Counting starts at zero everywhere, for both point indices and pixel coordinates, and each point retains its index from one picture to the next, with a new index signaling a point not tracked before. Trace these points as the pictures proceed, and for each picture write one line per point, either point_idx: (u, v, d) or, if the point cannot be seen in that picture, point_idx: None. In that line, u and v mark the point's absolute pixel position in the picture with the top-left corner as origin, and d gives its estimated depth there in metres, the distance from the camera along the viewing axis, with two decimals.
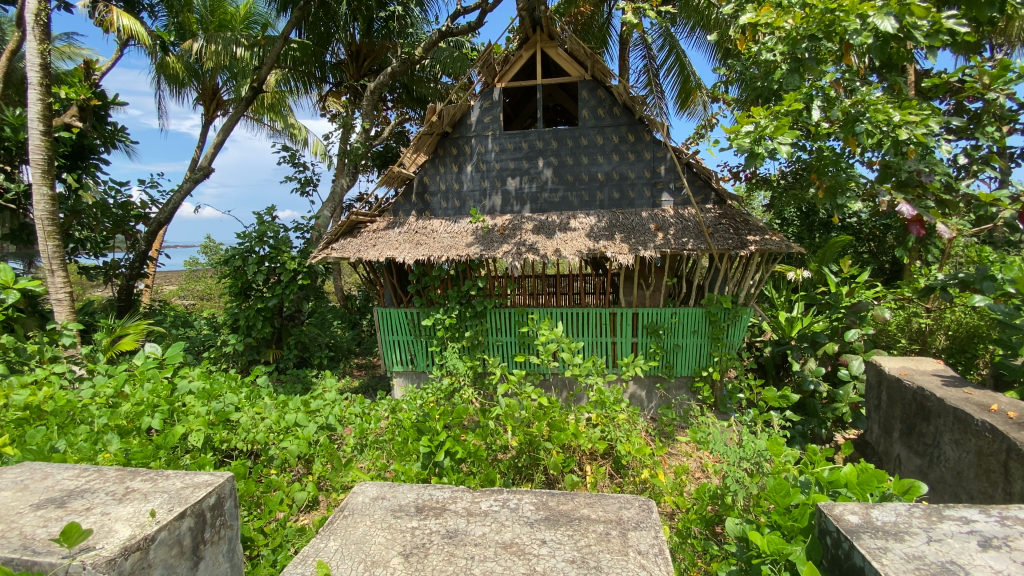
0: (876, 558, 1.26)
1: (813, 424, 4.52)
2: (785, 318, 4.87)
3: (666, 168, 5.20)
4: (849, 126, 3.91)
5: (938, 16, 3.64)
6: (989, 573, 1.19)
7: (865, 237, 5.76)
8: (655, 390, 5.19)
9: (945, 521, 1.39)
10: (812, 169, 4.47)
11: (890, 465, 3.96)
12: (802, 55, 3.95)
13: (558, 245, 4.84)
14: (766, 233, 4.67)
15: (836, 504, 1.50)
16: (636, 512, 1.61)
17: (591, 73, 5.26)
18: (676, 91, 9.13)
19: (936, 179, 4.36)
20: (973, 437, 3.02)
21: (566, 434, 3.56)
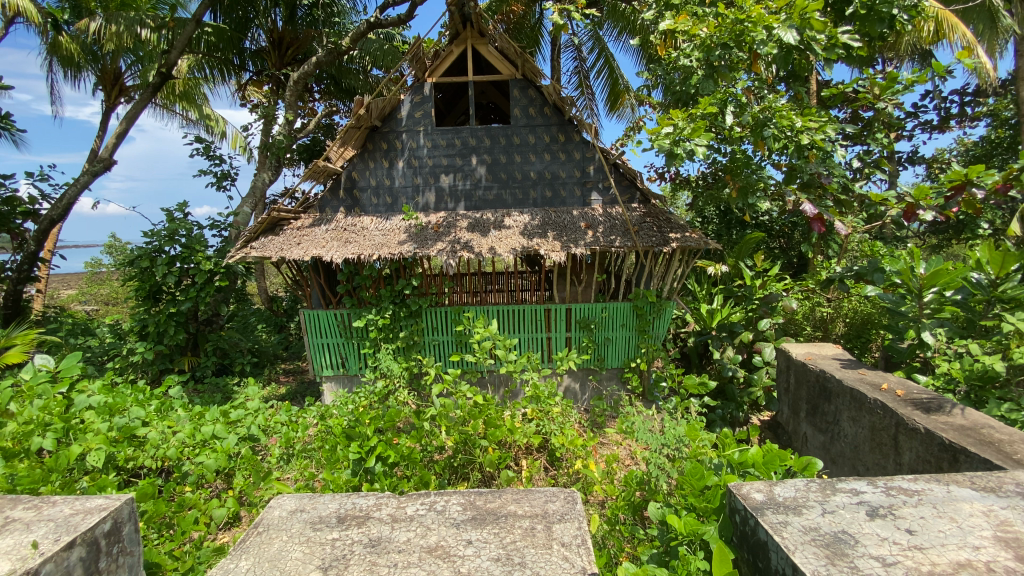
0: (778, 533, 1.35)
1: (731, 408, 4.83)
2: (706, 310, 5.16)
3: (595, 168, 5.34)
4: (758, 131, 4.21)
5: (835, 32, 4.02)
6: (874, 539, 1.31)
7: (776, 234, 6.13)
8: (588, 382, 5.31)
9: (838, 493, 1.51)
10: (728, 170, 4.77)
11: (797, 442, 4.31)
12: (717, 62, 4.19)
13: (493, 243, 4.84)
14: (687, 231, 4.92)
15: (744, 484, 1.60)
16: (561, 505, 1.63)
17: (521, 72, 5.28)
18: (606, 92, 9.39)
19: (833, 181, 4.78)
20: (868, 414, 3.35)
21: (501, 430, 3.57)
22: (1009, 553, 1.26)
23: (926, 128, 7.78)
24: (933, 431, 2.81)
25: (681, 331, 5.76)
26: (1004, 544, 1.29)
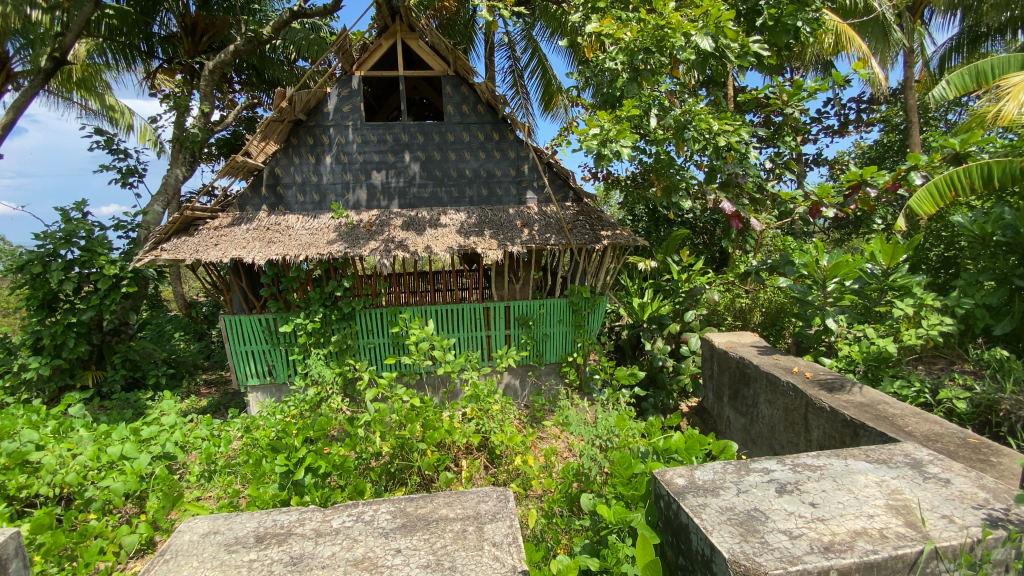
0: (697, 515, 1.41)
1: (662, 396, 5.04)
2: (638, 304, 5.36)
3: (529, 167, 5.38)
4: (680, 133, 4.42)
5: (747, 42, 4.31)
6: (782, 514, 1.39)
7: (700, 230, 6.48)
8: (527, 378, 5.35)
9: (751, 473, 1.61)
10: (654, 170, 4.98)
11: (722, 426, 4.58)
12: (640, 66, 4.34)
13: (429, 242, 4.75)
14: (618, 228, 5.08)
15: (667, 470, 1.67)
16: (493, 504, 1.62)
17: (453, 69, 5.21)
18: (540, 92, 9.50)
19: (749, 181, 5.10)
20: (781, 396, 3.61)
21: (440, 432, 3.50)
22: (899, 518, 1.35)
23: (829, 132, 8.52)
24: (837, 409, 3.07)
25: (615, 325, 6.04)
26: (894, 510, 1.39)
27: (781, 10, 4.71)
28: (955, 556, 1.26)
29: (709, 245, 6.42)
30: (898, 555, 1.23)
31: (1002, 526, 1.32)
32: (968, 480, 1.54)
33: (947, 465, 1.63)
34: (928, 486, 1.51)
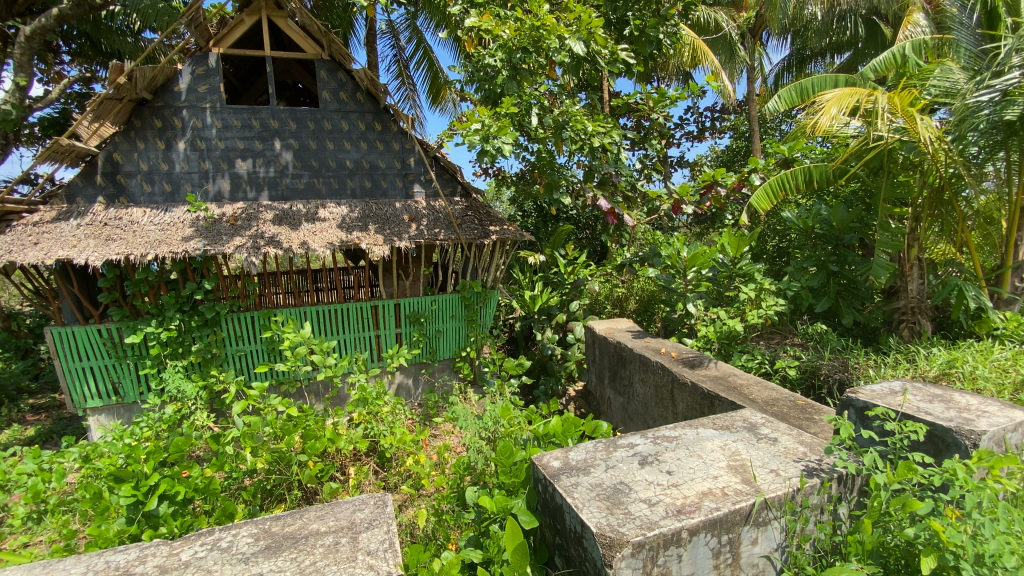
0: (570, 494, 1.48)
1: (552, 383, 5.24)
2: (529, 296, 5.50)
3: (416, 159, 5.20)
4: (558, 133, 4.64)
5: (616, 50, 4.61)
6: (643, 484, 1.51)
7: (583, 225, 6.82)
8: (420, 376, 5.21)
9: (618, 450, 1.73)
10: (537, 167, 5.15)
11: (604, 406, 4.90)
12: (518, 64, 4.43)
13: (305, 237, 4.41)
14: (505, 224, 5.16)
15: (545, 454, 1.73)
16: (369, 512, 1.57)
17: (328, 53, 4.87)
18: (426, 84, 9.33)
19: (623, 180, 5.46)
20: (652, 374, 3.96)
21: (322, 441, 3.28)
22: (737, 476, 1.52)
23: (690, 137, 9.49)
24: (696, 383, 3.44)
25: (509, 317, 6.18)
26: (734, 470, 1.55)
27: (644, 22, 5.13)
28: (781, 505, 1.44)
29: (591, 239, 6.80)
30: (736, 509, 1.38)
31: (816, 473, 1.52)
32: (792, 437, 1.78)
33: (776, 426, 1.87)
34: (760, 446, 1.71)
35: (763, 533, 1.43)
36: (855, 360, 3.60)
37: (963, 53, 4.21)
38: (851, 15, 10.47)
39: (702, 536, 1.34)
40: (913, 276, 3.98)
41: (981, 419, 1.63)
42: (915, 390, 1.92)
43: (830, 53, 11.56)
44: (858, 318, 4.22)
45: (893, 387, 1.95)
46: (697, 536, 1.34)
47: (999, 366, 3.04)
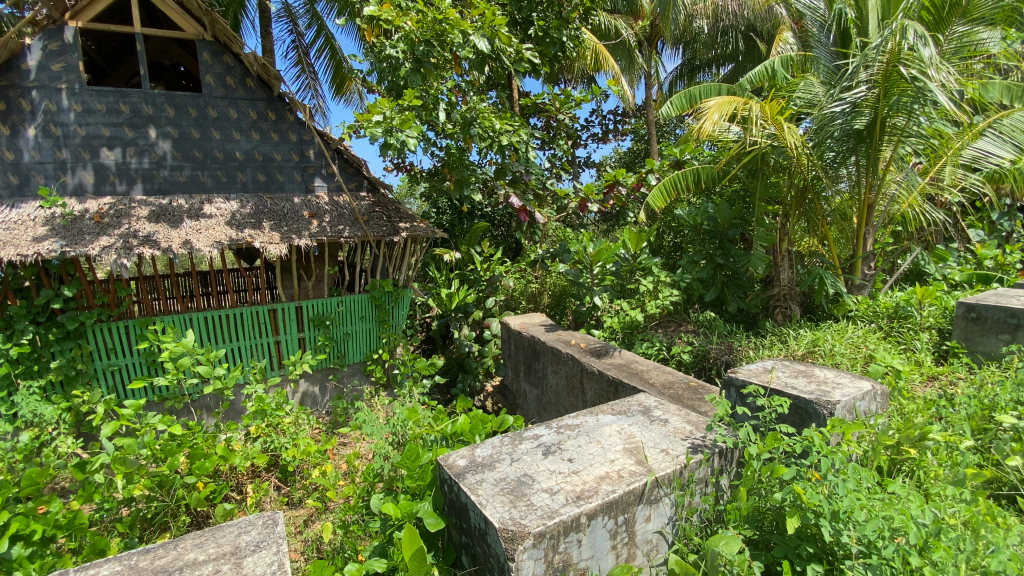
0: (474, 492, 1.45)
1: (469, 380, 5.20)
2: (445, 294, 5.40)
3: (315, 152, 4.83)
4: (465, 129, 4.60)
5: (520, 50, 4.66)
6: (546, 474, 1.52)
7: (497, 222, 6.83)
8: (327, 383, 4.87)
9: (523, 442, 1.73)
10: (446, 163, 5.07)
11: (520, 400, 4.96)
12: (421, 57, 4.32)
13: (188, 236, 3.98)
14: (415, 220, 5.00)
15: (450, 454, 1.69)
16: (256, 533, 1.49)
17: (211, 33, 4.44)
18: (329, 74, 8.83)
19: (533, 179, 5.44)
20: (563, 365, 4.07)
21: (212, 460, 2.97)
22: (631, 458, 1.59)
23: (596, 137, 9.89)
24: (602, 371, 3.59)
25: (426, 317, 6.07)
26: (629, 452, 1.63)
27: (548, 24, 5.24)
28: (670, 482, 1.53)
29: (506, 235, 6.84)
30: (631, 490, 1.44)
31: (700, 450, 1.64)
32: (681, 417, 1.91)
33: (667, 408, 1.99)
34: (653, 427, 1.81)
35: (656, 510, 1.51)
36: (740, 343, 3.96)
37: (822, 69, 4.78)
38: (733, 30, 11.50)
39: (600, 519, 1.38)
40: (784, 266, 4.47)
41: (835, 391, 1.86)
42: (784, 368, 2.15)
43: (717, 63, 12.60)
44: (741, 305, 4.66)
45: (766, 366, 2.18)
46: (595, 520, 1.38)
47: (853, 343, 3.50)
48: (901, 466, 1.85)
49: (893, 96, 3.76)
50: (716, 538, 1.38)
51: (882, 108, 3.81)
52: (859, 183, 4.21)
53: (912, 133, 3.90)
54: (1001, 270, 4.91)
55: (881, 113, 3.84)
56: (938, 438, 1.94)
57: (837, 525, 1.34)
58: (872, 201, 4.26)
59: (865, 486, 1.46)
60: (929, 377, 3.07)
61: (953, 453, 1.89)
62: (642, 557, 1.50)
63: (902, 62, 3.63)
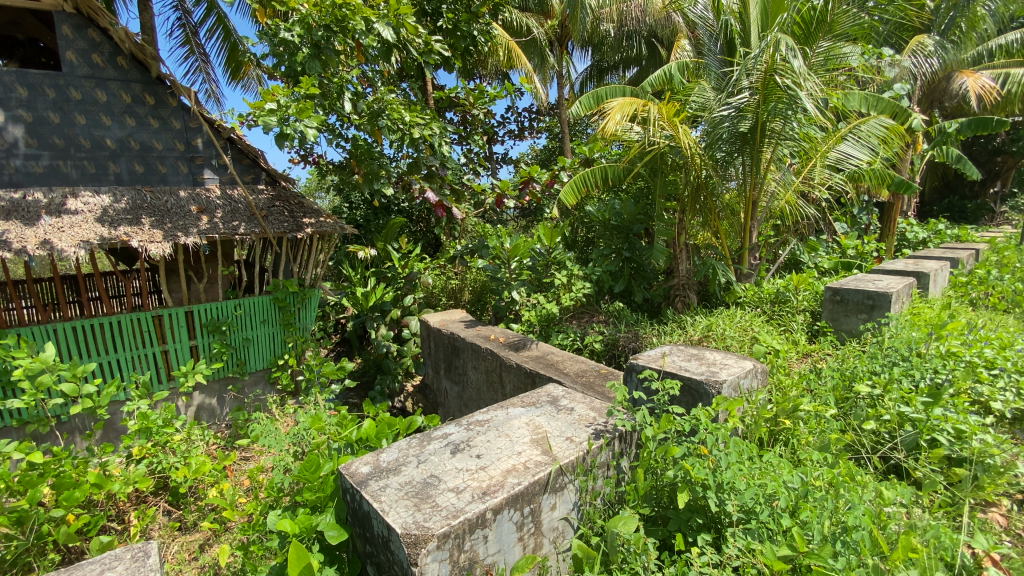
0: (376, 499, 1.36)
1: (388, 381, 5.03)
2: (361, 293, 5.16)
3: (204, 141, 4.37)
4: (373, 120, 4.43)
5: (427, 40, 4.56)
6: (453, 473, 1.47)
7: (416, 218, 6.67)
8: (226, 393, 4.48)
9: (432, 442, 1.66)
10: (353, 156, 4.83)
11: (441, 398, 4.89)
12: (320, 42, 4.02)
13: (47, 234, 3.44)
14: (320, 216, 4.72)
15: (352, 461, 1.58)
16: (124, 567, 1.55)
17: (71, 4, 3.86)
18: (222, 57, 8.07)
19: (449, 173, 5.40)
20: (482, 360, 4.06)
21: (85, 489, 2.61)
22: (538, 449, 1.60)
23: (512, 134, 9.98)
24: (520, 364, 3.63)
25: (340, 317, 5.96)
26: (536, 443, 1.64)
27: (458, 17, 5.16)
28: (574, 468, 1.57)
29: (425, 231, 6.71)
30: (536, 481, 1.45)
31: (602, 435, 1.70)
32: (585, 404, 1.97)
33: (574, 397, 2.05)
34: (560, 417, 1.85)
35: (561, 497, 1.54)
36: (644, 331, 4.19)
37: (712, 75, 5.17)
38: (636, 35, 12.09)
39: (506, 513, 1.38)
40: (682, 258, 4.83)
41: (721, 371, 2.02)
42: (679, 352, 2.29)
43: (623, 67, 13.18)
44: (646, 295, 4.95)
45: (662, 351, 2.31)
46: (501, 514, 1.37)
47: (741, 326, 3.84)
48: (779, 436, 2.05)
49: (771, 102, 4.14)
50: (616, 519, 1.44)
51: (762, 113, 4.18)
52: (746, 181, 4.61)
53: (787, 136, 4.32)
54: (860, 258, 5.69)
55: (761, 118, 4.21)
56: (810, 409, 2.17)
57: (722, 495, 1.45)
58: (755, 198, 4.66)
59: (746, 458, 1.59)
60: (803, 354, 3.44)
61: (820, 420, 2.13)
62: (549, 545, 1.53)
63: (777, 72, 4.01)
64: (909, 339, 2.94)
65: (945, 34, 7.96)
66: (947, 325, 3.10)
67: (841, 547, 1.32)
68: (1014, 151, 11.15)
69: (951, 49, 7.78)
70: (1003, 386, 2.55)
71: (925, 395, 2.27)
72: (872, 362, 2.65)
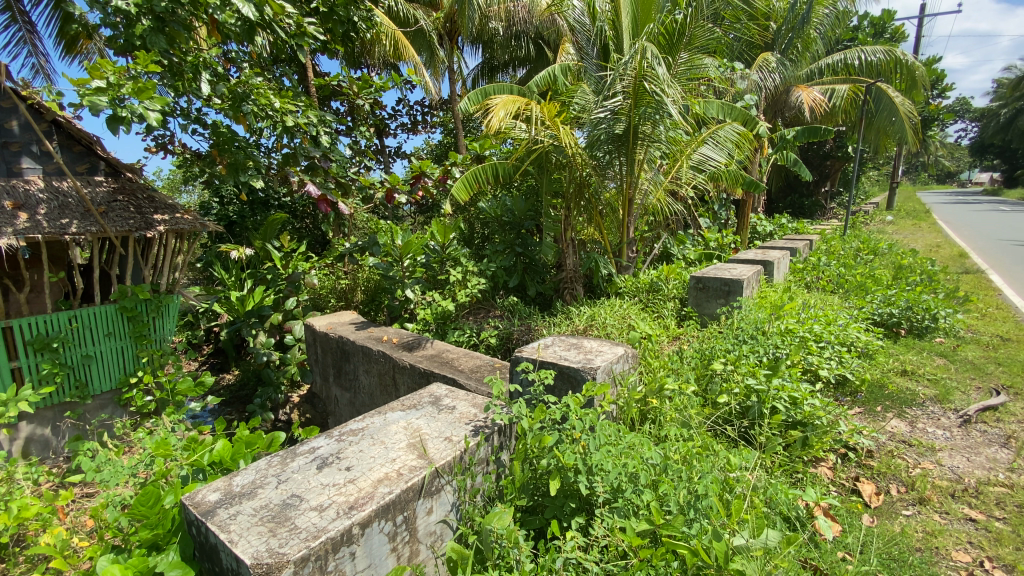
0: (224, 529, 1.22)
1: (270, 393, 4.55)
2: (236, 297, 4.65)
3: (20, 124, 3.54)
4: (236, 105, 4.00)
5: (298, 21, 4.20)
6: (317, 490, 1.36)
7: (301, 214, 6.22)
8: (62, 421, 3.76)
9: (296, 458, 1.53)
10: (214, 144, 4.31)
11: (331, 406, 4.60)
12: (164, 15, 3.47)
13: None
14: (176, 211, 4.13)
15: (199, 490, 1.40)
16: None
17: None
18: (54, 26, 6.83)
19: (333, 165, 4.98)
20: (373, 363, 3.86)
21: None
22: (412, 452, 1.55)
23: (404, 128, 9.69)
24: (413, 364, 3.50)
25: (213, 325, 5.34)
26: (412, 447, 1.58)
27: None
28: (451, 468, 1.54)
29: (311, 228, 6.27)
30: (409, 487, 1.40)
31: (479, 431, 1.69)
32: (466, 401, 1.95)
33: (456, 395, 2.01)
34: (440, 417, 1.80)
35: (437, 500, 1.51)
36: (536, 323, 4.29)
37: (591, 78, 5.42)
38: (524, 36, 12.35)
39: (375, 525, 1.31)
40: (569, 252, 5.04)
41: (596, 358, 2.12)
42: (560, 343, 2.37)
43: (514, 66, 13.40)
44: (539, 289, 5.08)
45: (544, 343, 2.37)
46: (370, 527, 1.29)
47: (621, 315, 4.09)
48: (648, 415, 2.21)
49: (641, 107, 4.46)
50: (490, 516, 1.44)
51: (634, 116, 4.49)
52: (624, 180, 4.90)
53: (657, 139, 4.68)
54: (721, 249, 6.38)
55: (633, 121, 4.51)
56: (678, 389, 2.36)
57: (591, 478, 1.52)
58: (631, 196, 4.98)
59: (615, 439, 1.69)
60: (672, 338, 3.76)
61: (683, 398, 2.32)
62: (426, 550, 1.49)
63: (645, 78, 4.33)
64: (756, 319, 3.31)
65: (784, 53, 9.13)
66: (787, 307, 3.55)
67: (692, 515, 1.44)
68: (837, 156, 13.19)
69: (790, 66, 8.96)
70: (827, 356, 2.99)
71: (767, 368, 2.57)
72: (726, 342, 2.96)
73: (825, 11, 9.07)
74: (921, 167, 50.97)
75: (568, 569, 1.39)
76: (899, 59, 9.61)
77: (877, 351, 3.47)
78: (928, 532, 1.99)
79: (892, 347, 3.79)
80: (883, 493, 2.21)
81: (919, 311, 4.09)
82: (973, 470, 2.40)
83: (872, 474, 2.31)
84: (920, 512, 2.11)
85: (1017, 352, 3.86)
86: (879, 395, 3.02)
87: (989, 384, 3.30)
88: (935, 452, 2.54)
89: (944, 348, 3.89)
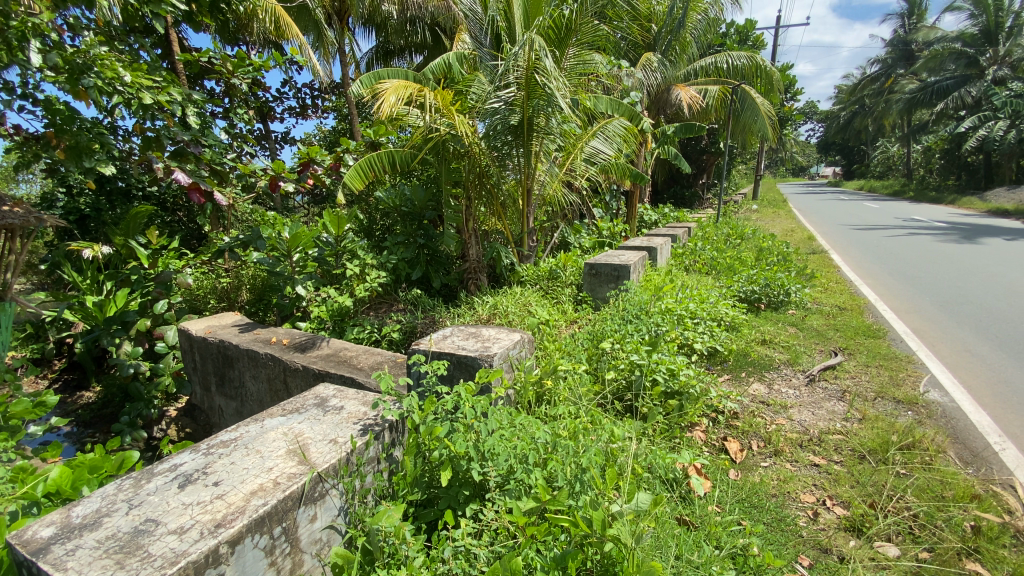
0: (58, 567, 1.06)
1: (140, 409, 4.03)
2: (92, 302, 4.00)
3: None
4: (75, 78, 3.39)
5: None
6: (178, 511, 1.23)
7: (171, 207, 5.58)
8: None
9: (154, 478, 1.37)
10: (50, 124, 3.67)
11: (216, 416, 4.19)
12: None
13: None
14: (3, 202, 3.44)
15: (28, 526, 1.20)
16: None
17: None
18: None
19: (204, 151, 4.47)
20: (262, 367, 3.56)
21: None
22: (292, 458, 1.46)
23: (291, 112, 9.01)
24: (307, 365, 3.28)
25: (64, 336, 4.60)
26: (291, 454, 1.48)
27: None
28: (336, 472, 1.47)
29: (185, 221, 5.68)
30: (287, 496, 1.32)
31: (367, 430, 1.64)
32: (356, 400, 1.87)
33: (345, 394, 1.92)
34: (326, 419, 1.71)
35: (322, 506, 1.44)
36: (440, 315, 4.25)
37: (484, 67, 5.42)
38: (418, 22, 12.03)
39: (247, 541, 1.21)
40: (472, 242, 5.03)
41: (494, 345, 2.16)
42: (457, 333, 2.37)
43: (410, 52, 13.03)
44: (443, 281, 5.03)
45: (443, 333, 2.35)
46: (241, 543, 1.20)
47: (521, 303, 4.18)
48: (544, 397, 2.29)
49: (534, 98, 4.57)
50: (378, 515, 1.41)
51: (527, 108, 4.60)
52: (521, 170, 5.00)
53: (551, 131, 4.82)
54: (612, 237, 6.77)
55: (527, 113, 4.62)
56: (572, 370, 2.48)
57: (483, 464, 1.55)
58: (530, 186, 5.10)
59: (507, 422, 1.72)
60: (569, 322, 3.93)
61: (576, 377, 2.43)
62: (311, 559, 1.42)
63: (536, 70, 4.43)
64: (640, 300, 3.57)
65: (664, 54, 9.82)
66: (666, 288, 3.87)
67: (578, 487, 1.53)
68: (710, 151, 14.60)
69: (669, 66, 9.68)
70: (700, 331, 3.32)
71: (649, 345, 2.78)
72: (615, 323, 3.15)
73: (698, 16, 9.89)
74: (780, 162, 58.01)
75: (458, 557, 1.40)
76: (760, 64, 10.76)
77: (742, 324, 3.91)
78: (782, 479, 2.29)
79: (755, 320, 4.29)
80: (745, 449, 2.51)
81: (774, 287, 4.68)
82: (817, 422, 2.80)
83: (738, 433, 2.61)
84: (775, 463, 2.42)
85: (849, 318, 4.56)
86: (743, 362, 3.42)
87: (829, 347, 3.86)
88: (788, 409, 2.92)
89: (795, 318, 4.48)
